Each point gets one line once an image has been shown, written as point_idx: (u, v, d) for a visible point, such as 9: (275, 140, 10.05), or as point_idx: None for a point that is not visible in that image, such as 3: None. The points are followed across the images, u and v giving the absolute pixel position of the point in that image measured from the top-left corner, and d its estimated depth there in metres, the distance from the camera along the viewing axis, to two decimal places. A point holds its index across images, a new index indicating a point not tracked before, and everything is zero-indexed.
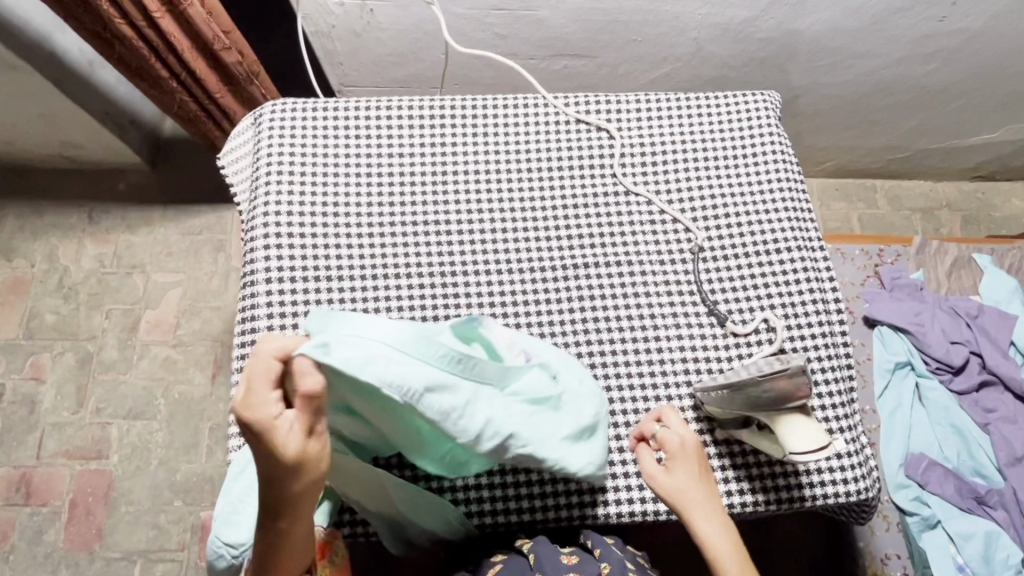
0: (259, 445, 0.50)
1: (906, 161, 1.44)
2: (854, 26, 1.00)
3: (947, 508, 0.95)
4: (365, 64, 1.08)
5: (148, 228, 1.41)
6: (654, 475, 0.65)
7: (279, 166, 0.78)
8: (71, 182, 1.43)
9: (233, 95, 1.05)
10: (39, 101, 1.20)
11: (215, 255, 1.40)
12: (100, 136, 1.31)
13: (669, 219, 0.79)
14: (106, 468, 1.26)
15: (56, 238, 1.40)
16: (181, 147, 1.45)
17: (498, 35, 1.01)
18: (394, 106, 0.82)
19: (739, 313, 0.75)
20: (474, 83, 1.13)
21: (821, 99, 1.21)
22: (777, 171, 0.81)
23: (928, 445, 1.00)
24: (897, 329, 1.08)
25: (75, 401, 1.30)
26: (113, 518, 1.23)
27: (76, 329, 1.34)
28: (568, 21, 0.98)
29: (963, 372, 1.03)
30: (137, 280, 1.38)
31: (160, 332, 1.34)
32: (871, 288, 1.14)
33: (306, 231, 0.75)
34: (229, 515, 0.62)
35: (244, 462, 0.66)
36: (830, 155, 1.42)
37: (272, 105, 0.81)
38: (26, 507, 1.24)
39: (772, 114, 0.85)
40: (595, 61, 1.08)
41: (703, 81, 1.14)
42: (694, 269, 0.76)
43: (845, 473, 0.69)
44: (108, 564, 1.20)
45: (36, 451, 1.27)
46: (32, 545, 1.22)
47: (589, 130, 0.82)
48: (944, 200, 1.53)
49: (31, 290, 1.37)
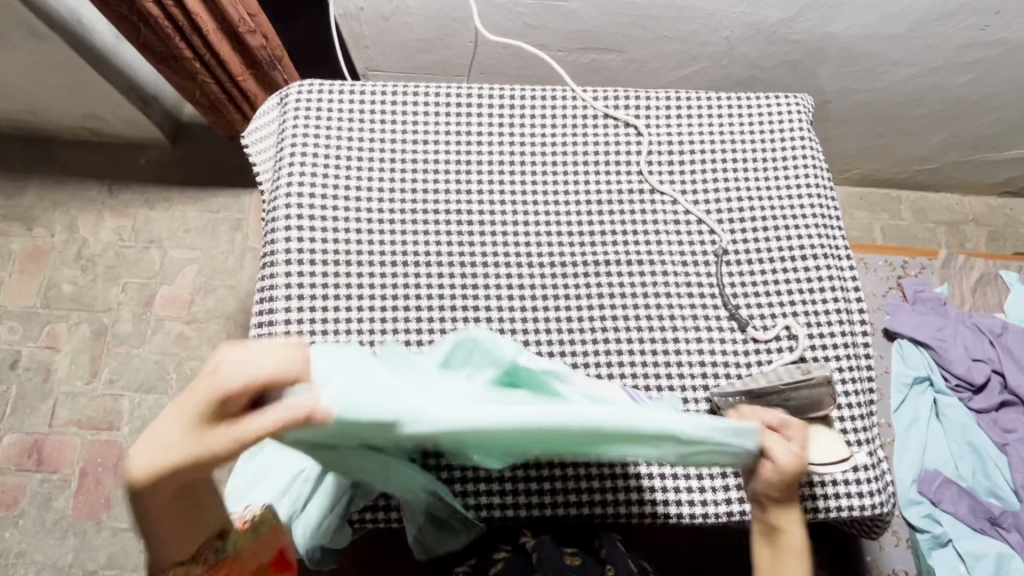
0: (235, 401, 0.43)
1: (935, 172, 1.41)
2: (891, 31, 0.98)
3: (958, 527, 0.94)
4: (391, 49, 1.07)
5: (168, 204, 1.42)
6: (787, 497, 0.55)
7: (303, 147, 0.77)
8: (93, 155, 1.44)
9: (257, 80, 1.04)
10: (65, 71, 1.20)
11: (232, 234, 1.40)
12: (123, 108, 1.32)
13: (693, 220, 0.77)
14: (117, 439, 1.27)
15: (76, 209, 1.41)
16: (203, 124, 1.45)
17: (527, 24, 0.99)
18: (420, 91, 0.81)
19: (761, 318, 0.73)
20: (500, 73, 1.12)
21: (851, 105, 1.18)
22: (806, 175, 0.79)
23: (942, 463, 0.98)
24: (918, 343, 1.06)
25: (89, 371, 1.31)
26: (121, 488, 1.24)
27: (92, 300, 1.36)
28: (600, 15, 0.97)
29: (984, 390, 1.01)
30: (154, 255, 1.39)
31: (174, 307, 1.35)
32: (893, 300, 1.13)
33: (329, 213, 0.75)
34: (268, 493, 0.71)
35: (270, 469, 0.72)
36: (856, 163, 1.40)
37: (298, 85, 0.81)
38: (37, 473, 1.25)
39: (804, 117, 0.83)
40: (623, 56, 1.06)
41: (733, 81, 1.12)
42: (717, 271, 0.75)
43: (860, 488, 0.68)
44: (115, 534, 1.22)
45: (48, 419, 1.29)
46: (41, 511, 1.23)
47: (615, 125, 0.81)
48: (970, 215, 1.50)
49: (50, 260, 1.38)
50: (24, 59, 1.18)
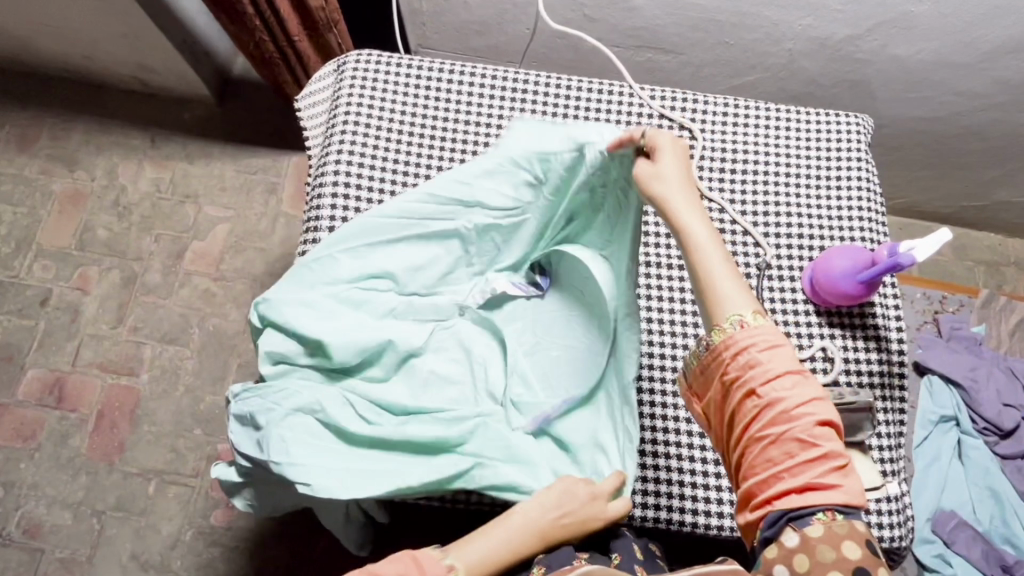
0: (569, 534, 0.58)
1: (981, 210, 1.38)
2: (960, 61, 0.95)
3: (970, 571, 0.93)
4: (448, 29, 1.07)
5: (206, 160, 1.43)
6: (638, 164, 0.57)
7: (356, 116, 0.78)
8: (139, 105, 1.46)
9: (311, 42, 1.05)
10: (123, 19, 1.22)
11: (266, 198, 1.41)
12: (174, 61, 1.33)
13: (739, 230, 0.76)
14: (135, 387, 1.29)
15: (118, 156, 1.43)
16: (249, 85, 1.46)
17: (587, 17, 0.99)
18: (477, 72, 0.81)
19: (797, 337, 0.72)
20: (553, 62, 1.11)
21: (905, 132, 1.16)
22: (859, 197, 0.78)
23: (960, 503, 0.97)
24: (949, 381, 1.03)
25: (115, 316, 1.33)
26: (135, 434, 1.27)
27: (125, 248, 1.38)
28: (662, 13, 0.95)
29: (1012, 436, 0.99)
30: (189, 210, 1.40)
31: (204, 263, 1.37)
32: (926, 334, 1.10)
33: (374, 185, 0.75)
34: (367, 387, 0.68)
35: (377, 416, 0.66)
36: (902, 192, 1.37)
37: (357, 54, 0.81)
38: (57, 411, 1.28)
39: (863, 138, 0.81)
40: (679, 58, 1.05)
41: (787, 95, 1.10)
42: (757, 284, 0.74)
43: (882, 518, 0.66)
44: (125, 478, 1.24)
45: (72, 358, 1.31)
46: (57, 447, 1.26)
47: (670, 127, 0.80)
48: (1011, 257, 1.47)
49: (88, 204, 1.41)
50: (85, 4, 1.20)
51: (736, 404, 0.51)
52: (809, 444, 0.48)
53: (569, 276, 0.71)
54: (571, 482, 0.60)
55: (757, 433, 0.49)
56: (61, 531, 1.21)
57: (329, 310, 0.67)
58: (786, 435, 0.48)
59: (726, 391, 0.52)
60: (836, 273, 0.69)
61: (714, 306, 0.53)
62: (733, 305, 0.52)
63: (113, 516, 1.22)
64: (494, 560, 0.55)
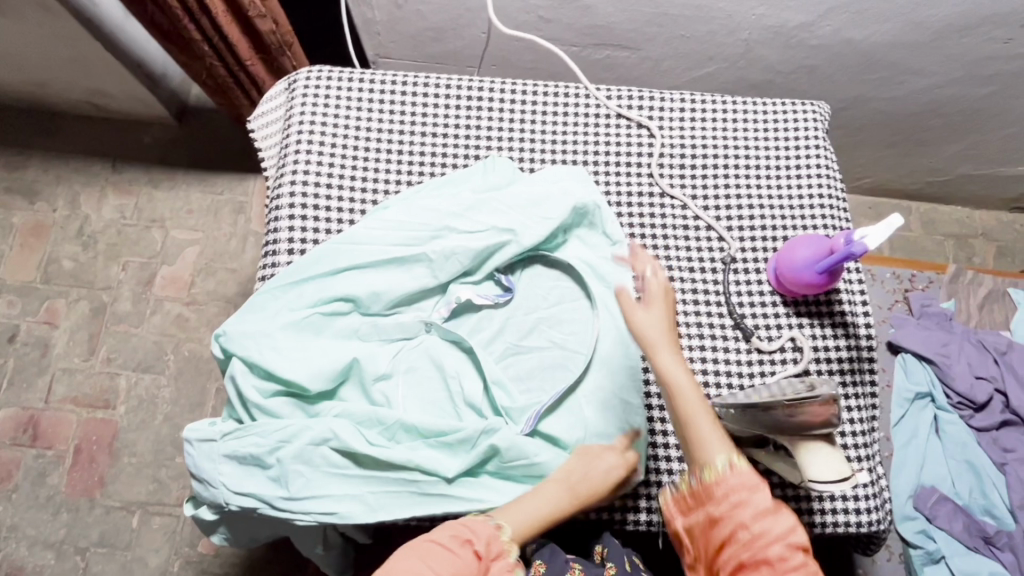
0: (604, 492, 0.60)
1: (947, 184, 1.39)
2: (913, 40, 0.96)
3: (953, 545, 0.94)
4: (404, 38, 1.05)
5: (171, 183, 1.41)
6: (632, 308, 0.57)
7: (309, 135, 0.76)
8: (97, 131, 1.43)
9: (264, 63, 1.04)
10: (72, 45, 1.19)
11: (235, 217, 1.39)
12: (130, 85, 1.30)
13: (703, 225, 0.76)
14: (112, 419, 1.27)
15: (79, 184, 1.40)
16: (209, 104, 1.44)
17: (542, 18, 0.98)
18: (431, 82, 0.80)
19: (765, 329, 0.72)
20: (512, 65, 1.10)
21: (867, 113, 1.16)
22: (820, 184, 0.78)
23: (940, 479, 0.98)
24: (922, 358, 1.05)
25: (86, 349, 1.31)
26: (115, 467, 1.24)
27: (92, 278, 1.35)
28: (617, 11, 0.95)
29: (986, 409, 1.00)
30: (156, 235, 1.38)
31: (175, 288, 1.35)
32: (898, 313, 1.12)
33: (332, 203, 0.74)
34: (342, 407, 0.65)
35: (364, 441, 0.63)
36: (869, 172, 1.38)
37: (307, 70, 0.79)
38: (32, 449, 1.25)
39: (820, 125, 0.81)
40: (638, 54, 1.04)
41: (748, 84, 1.11)
42: (723, 279, 0.74)
43: (858, 504, 0.67)
44: (108, 513, 1.22)
45: (44, 394, 1.28)
46: (35, 487, 1.23)
47: (628, 125, 0.79)
48: (979, 229, 1.49)
49: (52, 236, 1.37)
50: (31, 31, 1.17)
51: (721, 525, 0.53)
52: (790, 566, 0.49)
53: (552, 287, 0.73)
54: (598, 450, 0.63)
55: (743, 559, 0.51)
56: (44, 572, 1.19)
57: (294, 342, 0.66)
58: (769, 562, 0.50)
59: (712, 519, 0.53)
60: (799, 264, 0.69)
61: (702, 452, 0.54)
62: (715, 449, 0.54)
63: (98, 552, 1.20)
64: (539, 521, 0.58)
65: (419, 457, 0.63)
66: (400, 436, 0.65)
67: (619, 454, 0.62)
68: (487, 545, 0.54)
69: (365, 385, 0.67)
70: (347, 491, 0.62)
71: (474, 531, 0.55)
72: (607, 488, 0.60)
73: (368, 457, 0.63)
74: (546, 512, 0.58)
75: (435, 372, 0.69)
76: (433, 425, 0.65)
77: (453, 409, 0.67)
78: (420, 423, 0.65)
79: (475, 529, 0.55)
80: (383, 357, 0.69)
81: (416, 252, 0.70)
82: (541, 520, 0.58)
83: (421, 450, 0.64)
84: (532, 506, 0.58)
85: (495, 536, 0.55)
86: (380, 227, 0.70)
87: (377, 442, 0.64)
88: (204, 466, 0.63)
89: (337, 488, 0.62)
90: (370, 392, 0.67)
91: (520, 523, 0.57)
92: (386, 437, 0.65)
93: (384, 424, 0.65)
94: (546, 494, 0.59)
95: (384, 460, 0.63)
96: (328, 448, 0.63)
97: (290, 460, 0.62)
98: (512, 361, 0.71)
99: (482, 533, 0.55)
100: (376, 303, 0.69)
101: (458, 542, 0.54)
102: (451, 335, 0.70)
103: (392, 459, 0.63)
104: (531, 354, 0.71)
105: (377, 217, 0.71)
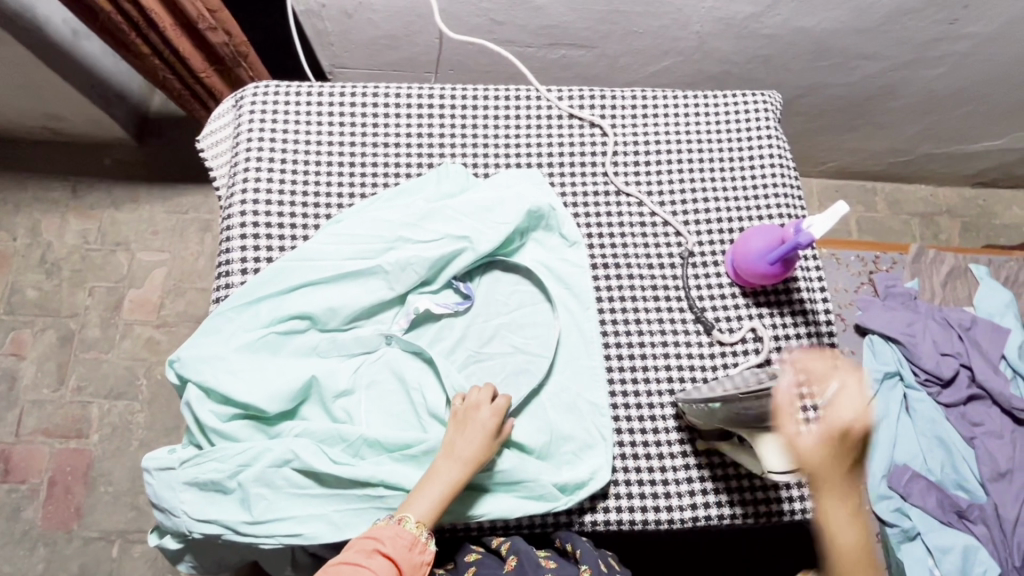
0: (490, 451, 0.62)
1: (909, 164, 1.41)
2: (862, 26, 0.97)
3: (928, 521, 0.95)
4: (357, 46, 1.04)
5: (134, 205, 1.38)
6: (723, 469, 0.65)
7: (258, 152, 0.75)
8: (55, 155, 1.40)
9: (220, 75, 1.01)
10: (20, 70, 1.16)
11: (201, 235, 1.37)
12: (83, 107, 1.28)
13: (660, 221, 0.76)
14: (86, 448, 1.24)
15: (39, 211, 1.37)
16: (168, 122, 1.42)
17: (494, 21, 0.97)
18: (380, 91, 0.79)
19: (726, 321, 0.73)
20: (470, 68, 1.09)
21: (824, 99, 1.18)
22: (773, 173, 0.78)
23: (912, 457, 0.99)
24: (888, 338, 1.06)
25: (56, 378, 1.28)
26: (91, 498, 1.22)
27: (58, 306, 1.32)
28: (568, 10, 0.95)
29: (952, 384, 1.02)
30: (121, 258, 1.35)
31: (144, 311, 1.32)
32: (864, 295, 1.13)
33: (284, 220, 0.73)
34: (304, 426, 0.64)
35: (326, 459, 0.63)
36: (832, 156, 1.40)
37: (254, 87, 0.78)
38: (4, 484, 1.22)
39: (771, 115, 0.82)
40: (594, 52, 1.04)
41: (706, 75, 1.11)
42: (682, 274, 0.74)
43: None
44: (86, 544, 1.20)
45: (14, 428, 1.26)
46: (9, 522, 1.21)
47: (581, 126, 0.80)
48: (943, 206, 1.51)
49: (13, 265, 1.34)
50: None
51: None
52: None
53: (512, 292, 0.73)
54: (471, 407, 0.63)
55: None
56: None
57: (250, 364, 0.65)
58: None
59: None
60: (754, 255, 0.69)
61: None
62: None
63: None
64: (442, 502, 0.59)
65: (382, 474, 0.63)
66: (364, 452, 0.64)
67: (490, 407, 0.63)
68: (396, 544, 0.57)
69: (326, 401, 0.67)
70: (311, 511, 0.61)
71: (379, 539, 0.57)
72: (491, 445, 0.62)
73: (332, 476, 0.62)
74: (445, 489, 0.59)
75: (397, 385, 0.69)
76: (396, 439, 0.64)
77: (417, 421, 0.67)
78: (383, 437, 0.64)
79: (378, 537, 0.57)
80: (344, 374, 0.68)
81: (371, 265, 0.69)
82: (442, 500, 0.59)
83: (385, 465, 0.63)
84: (431, 491, 0.59)
85: (401, 532, 0.57)
86: (334, 241, 0.69)
87: (340, 460, 0.63)
88: (163, 494, 0.62)
89: (301, 509, 0.61)
90: (331, 408, 0.67)
91: (424, 512, 0.59)
92: (349, 454, 0.64)
93: (347, 441, 0.64)
94: (440, 473, 0.60)
95: (348, 478, 0.62)
96: (288, 469, 0.62)
97: (251, 484, 0.61)
98: (475, 369, 0.70)
99: (388, 535, 0.57)
100: (333, 319, 0.69)
101: (367, 555, 0.56)
102: (413, 347, 0.69)
103: (355, 477, 0.62)
104: (493, 361, 0.70)
105: (331, 232, 0.70)
